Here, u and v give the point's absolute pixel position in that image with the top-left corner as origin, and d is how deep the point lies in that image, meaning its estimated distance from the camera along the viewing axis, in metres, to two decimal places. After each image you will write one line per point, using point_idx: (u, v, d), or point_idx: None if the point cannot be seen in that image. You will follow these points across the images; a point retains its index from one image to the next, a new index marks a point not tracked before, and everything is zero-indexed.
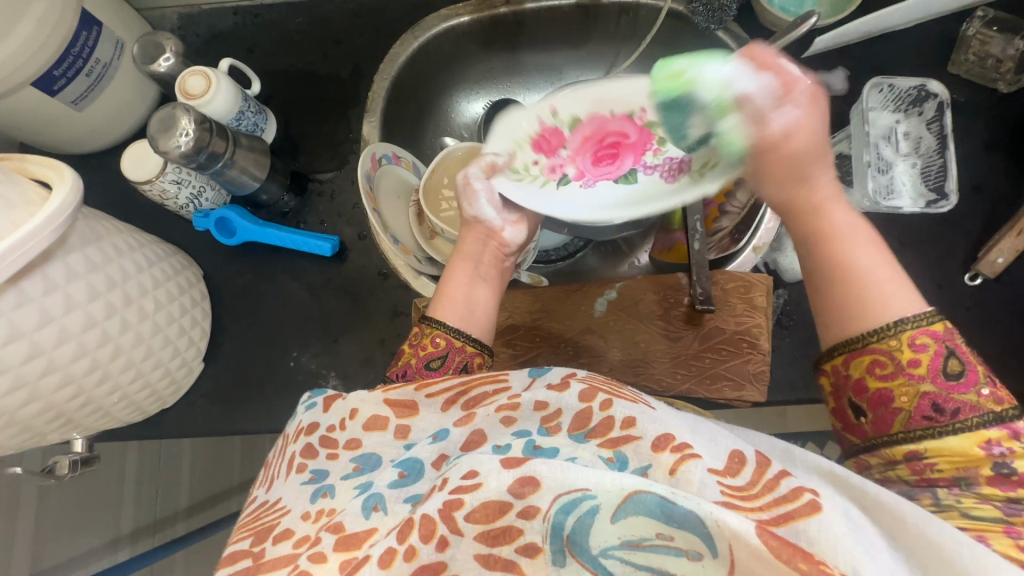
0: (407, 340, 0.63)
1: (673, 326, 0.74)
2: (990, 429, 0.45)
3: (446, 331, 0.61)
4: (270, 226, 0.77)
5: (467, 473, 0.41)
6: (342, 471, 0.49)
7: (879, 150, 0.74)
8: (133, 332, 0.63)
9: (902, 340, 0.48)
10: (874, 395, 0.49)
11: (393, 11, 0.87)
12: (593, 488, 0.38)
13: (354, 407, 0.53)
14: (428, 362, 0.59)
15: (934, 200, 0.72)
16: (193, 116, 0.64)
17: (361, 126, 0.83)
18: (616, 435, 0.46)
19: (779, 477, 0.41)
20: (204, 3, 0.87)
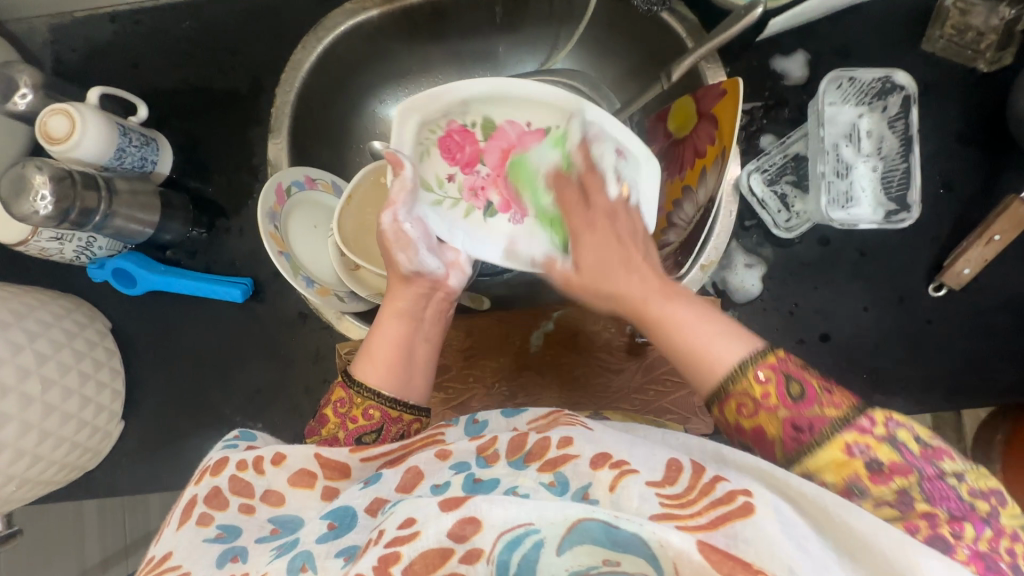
0: (331, 408, 0.55)
1: (615, 358, 0.70)
2: (848, 432, 0.40)
3: (381, 401, 0.54)
4: (171, 274, 0.70)
5: (403, 521, 0.36)
6: (257, 532, 0.43)
7: (837, 151, 0.67)
8: (16, 423, 0.57)
9: (748, 378, 0.43)
10: (754, 433, 0.44)
11: (292, 9, 0.76)
12: (535, 520, 0.35)
13: (282, 452, 0.46)
14: (359, 435, 0.53)
15: (894, 210, 0.66)
16: (47, 173, 0.57)
17: (267, 148, 0.75)
18: (553, 455, 0.41)
19: (714, 481, 0.38)
20: (75, 11, 0.75)
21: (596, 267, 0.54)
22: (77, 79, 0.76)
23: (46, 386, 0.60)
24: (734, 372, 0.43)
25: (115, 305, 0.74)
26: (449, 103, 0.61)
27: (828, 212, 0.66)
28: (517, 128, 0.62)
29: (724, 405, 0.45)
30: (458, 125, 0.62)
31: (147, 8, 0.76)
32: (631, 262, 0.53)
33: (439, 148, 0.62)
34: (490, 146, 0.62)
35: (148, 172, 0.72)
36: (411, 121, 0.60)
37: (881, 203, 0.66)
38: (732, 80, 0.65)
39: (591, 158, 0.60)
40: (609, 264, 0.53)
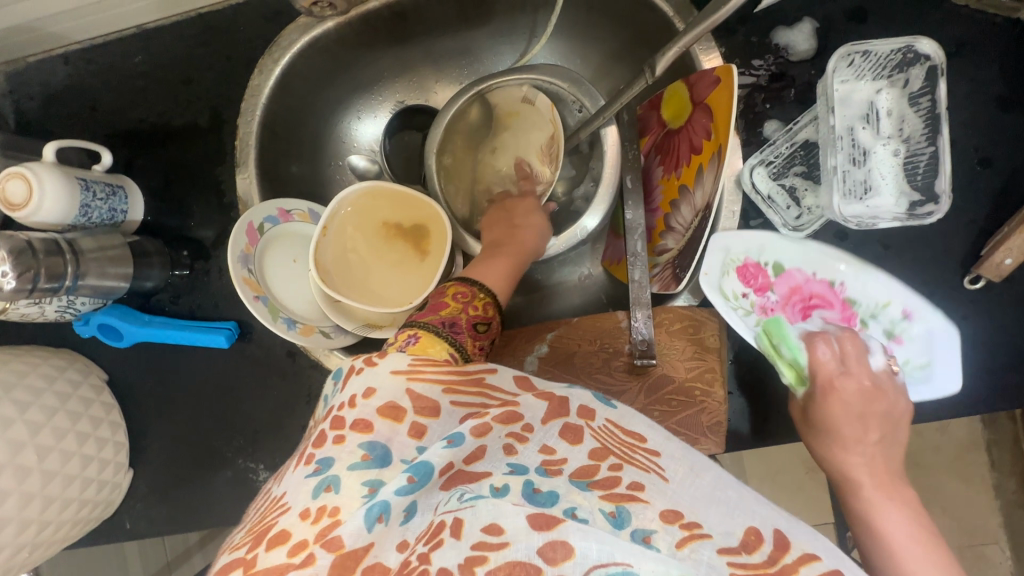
0: (450, 297, 0.58)
1: (615, 379, 0.65)
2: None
3: (496, 301, 0.61)
4: (155, 324, 0.69)
5: (489, 526, 0.35)
6: (351, 458, 0.40)
7: (852, 134, 0.59)
8: (16, 496, 0.59)
9: None
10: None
11: (244, 31, 0.71)
12: (632, 563, 0.34)
13: (372, 386, 0.44)
14: (475, 323, 0.58)
15: (918, 201, 0.58)
16: (6, 246, 0.55)
17: (237, 183, 0.72)
18: (621, 492, 0.40)
19: (800, 563, 0.37)
20: (27, 56, 0.73)
21: (828, 426, 0.57)
22: (40, 127, 0.74)
23: (43, 454, 0.61)
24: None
25: (109, 356, 0.74)
26: (750, 238, 0.63)
27: (841, 207, 0.58)
28: (805, 273, 0.63)
29: None
30: (754, 262, 0.64)
31: (99, 46, 0.73)
32: (863, 439, 0.56)
33: (737, 273, 0.64)
34: (781, 282, 0.64)
35: (120, 222, 0.70)
36: (713, 251, 0.63)
37: (903, 193, 0.58)
38: (726, 66, 0.58)
39: (876, 316, 0.62)
40: (844, 429, 0.56)
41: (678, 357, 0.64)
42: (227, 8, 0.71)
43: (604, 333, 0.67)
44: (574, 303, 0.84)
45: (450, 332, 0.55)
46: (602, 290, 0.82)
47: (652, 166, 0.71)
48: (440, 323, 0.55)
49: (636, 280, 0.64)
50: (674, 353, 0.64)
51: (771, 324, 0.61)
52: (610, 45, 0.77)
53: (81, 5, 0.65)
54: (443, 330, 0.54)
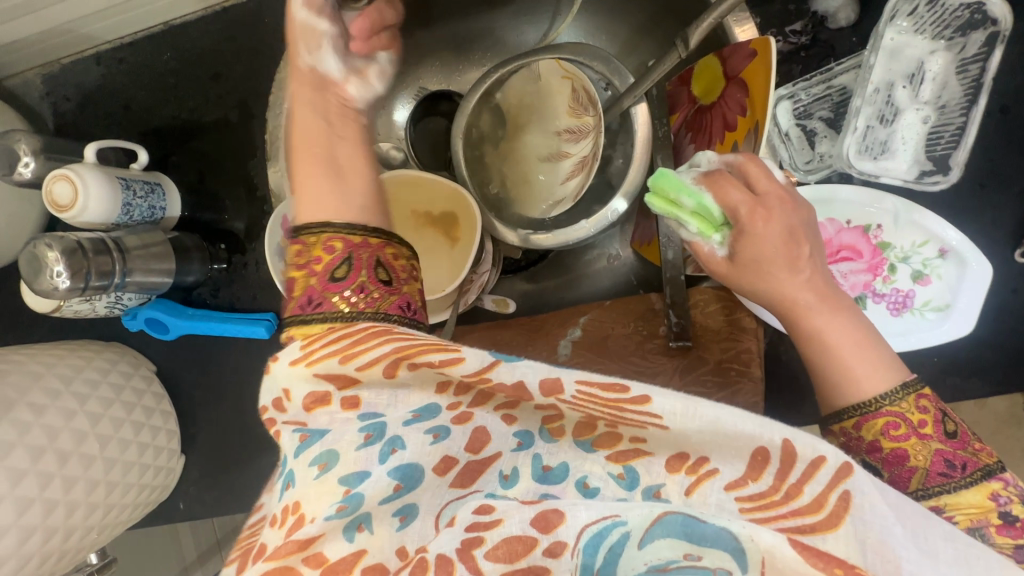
0: (290, 265, 0.48)
1: (650, 361, 0.64)
2: (991, 481, 0.45)
3: (339, 230, 0.48)
4: (199, 317, 0.71)
5: (480, 509, 0.38)
6: (293, 446, 0.39)
7: (890, 92, 0.56)
8: (83, 482, 0.62)
9: (906, 405, 0.46)
10: (892, 456, 0.47)
11: (268, 23, 0.72)
12: (621, 514, 0.39)
13: (285, 388, 0.41)
14: (333, 274, 0.47)
15: (929, 171, 0.56)
16: (58, 247, 0.58)
17: (268, 176, 0.73)
18: (624, 448, 0.39)
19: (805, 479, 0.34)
20: (62, 58, 0.75)
21: (753, 260, 0.48)
22: (78, 129, 0.76)
23: (103, 442, 0.64)
24: (869, 397, 0.46)
25: (156, 348, 0.77)
26: None
27: (853, 161, 0.56)
28: (838, 224, 0.59)
29: (883, 424, 0.46)
30: None
31: (129, 45, 0.74)
32: (796, 260, 0.48)
33: None
34: None
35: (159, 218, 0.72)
36: None
37: (917, 160, 0.57)
38: (764, 38, 0.56)
39: (908, 258, 0.59)
40: (772, 257, 0.48)
41: (713, 339, 0.64)
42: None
43: (639, 316, 0.67)
44: (603, 285, 0.83)
45: (314, 309, 0.46)
46: (632, 271, 0.82)
47: (683, 142, 0.70)
48: (301, 306, 0.47)
49: (670, 262, 0.63)
50: (709, 334, 0.64)
51: (660, 179, 0.49)
52: (636, 19, 0.75)
53: (110, 4, 0.66)
54: (309, 315, 0.46)
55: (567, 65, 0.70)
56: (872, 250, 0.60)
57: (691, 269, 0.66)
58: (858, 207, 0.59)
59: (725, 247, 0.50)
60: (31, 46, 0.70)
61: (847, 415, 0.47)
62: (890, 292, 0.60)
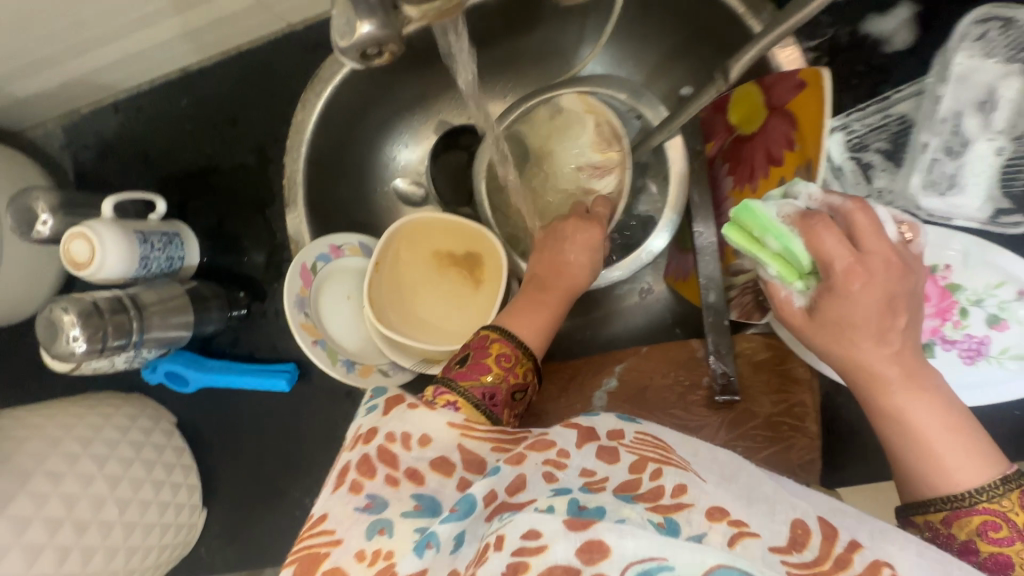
0: (493, 359, 0.50)
1: (692, 415, 0.60)
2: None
3: (538, 367, 0.52)
4: (219, 368, 0.69)
5: (528, 531, 0.31)
6: (404, 502, 0.38)
7: (956, 121, 0.51)
8: (103, 550, 0.60)
9: (1013, 502, 0.40)
10: (990, 560, 0.41)
11: (284, 66, 0.70)
12: (668, 556, 0.30)
13: (428, 434, 0.41)
14: (516, 393, 0.50)
15: (1005, 209, 0.51)
16: (74, 310, 0.56)
17: (287, 222, 0.71)
18: (668, 502, 0.35)
19: (850, 550, 0.35)
20: (81, 107, 0.74)
21: (839, 319, 0.44)
22: (99, 178, 0.75)
23: (123, 506, 0.62)
24: (965, 492, 0.41)
25: (177, 398, 0.75)
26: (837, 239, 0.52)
27: (918, 199, 0.52)
28: None
29: (980, 523, 0.41)
30: None
31: (146, 92, 0.73)
32: (888, 329, 0.44)
33: None
34: None
35: (178, 268, 0.70)
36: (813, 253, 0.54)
37: (992, 197, 0.51)
38: (815, 68, 0.51)
39: (981, 300, 0.54)
40: (869, 322, 0.44)
41: (762, 390, 0.59)
42: (264, 41, 0.69)
43: (678, 365, 0.62)
44: (637, 322, 0.78)
45: (489, 407, 0.48)
46: (667, 307, 0.77)
47: (720, 176, 0.64)
48: (480, 395, 0.47)
49: (711, 305, 0.60)
50: (757, 386, 0.59)
51: (744, 214, 0.46)
52: (667, 46, 0.70)
53: (127, 55, 0.64)
54: (481, 406, 0.47)
55: (591, 100, 0.67)
56: (939, 292, 0.54)
57: (734, 315, 0.61)
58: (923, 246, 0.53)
59: (806, 297, 0.46)
60: (49, 98, 0.70)
61: (935, 509, 0.42)
62: (962, 339, 0.54)
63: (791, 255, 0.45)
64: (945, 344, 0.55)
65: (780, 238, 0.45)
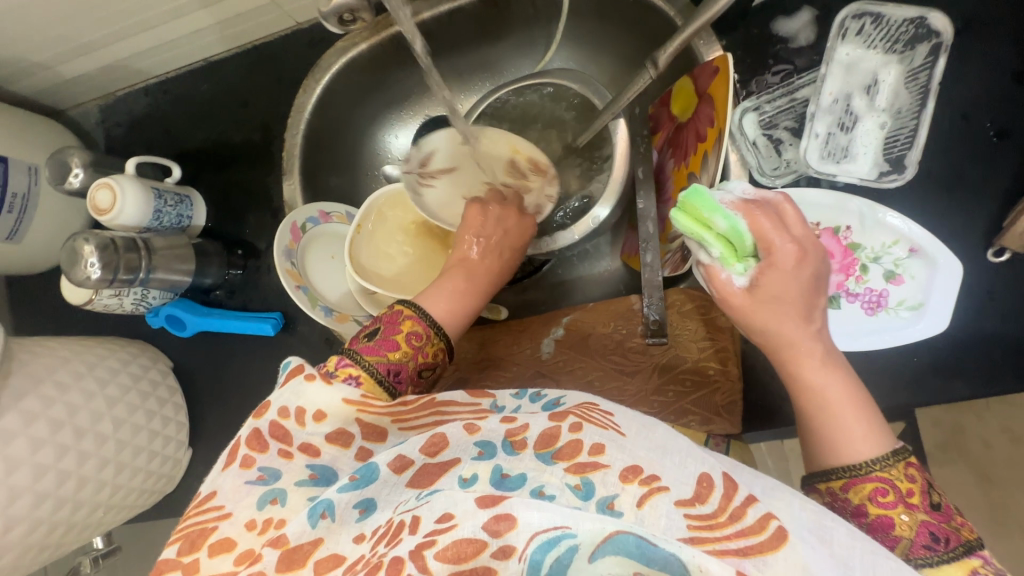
0: (403, 336, 0.55)
1: (628, 360, 0.67)
2: (972, 558, 0.41)
3: (447, 346, 0.58)
4: (214, 313, 0.78)
5: (440, 515, 0.35)
6: (298, 473, 0.43)
7: (847, 101, 0.60)
8: (95, 458, 0.66)
9: (900, 469, 0.44)
10: (876, 522, 0.44)
11: (292, 57, 0.81)
12: (572, 525, 0.35)
13: (321, 410, 0.47)
14: (421, 370, 0.56)
15: (887, 171, 0.59)
16: (93, 242, 0.66)
17: (284, 189, 0.81)
18: (583, 459, 0.38)
19: (745, 504, 0.36)
20: (116, 90, 0.86)
21: (775, 295, 0.47)
22: (127, 150, 0.86)
23: (116, 424, 0.69)
24: (859, 459, 0.44)
25: (174, 344, 0.84)
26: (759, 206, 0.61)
27: (813, 164, 0.60)
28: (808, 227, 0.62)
29: (865, 487, 0.44)
30: None
31: (172, 79, 0.85)
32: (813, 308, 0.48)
33: None
34: None
35: (186, 226, 0.80)
36: None
37: (877, 163, 0.59)
38: (722, 55, 0.61)
39: (879, 258, 0.61)
40: (784, 310, 0.47)
41: (690, 337, 0.66)
42: (276, 37, 0.81)
43: (618, 316, 0.69)
44: (593, 295, 0.86)
45: (393, 382, 0.53)
46: (620, 281, 0.85)
47: (664, 160, 0.73)
48: (385, 370, 0.53)
49: (648, 263, 0.66)
50: (686, 334, 0.66)
51: (693, 198, 0.47)
52: (621, 50, 0.81)
53: (159, 43, 0.76)
54: (386, 381, 0.52)
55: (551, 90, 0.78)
56: (842, 251, 0.62)
57: (668, 270, 0.68)
58: (825, 211, 0.61)
59: (745, 278, 0.48)
60: (92, 80, 0.82)
61: (835, 475, 0.45)
62: (864, 292, 0.62)
63: (735, 237, 0.47)
64: (851, 297, 0.62)
65: (726, 221, 0.47)
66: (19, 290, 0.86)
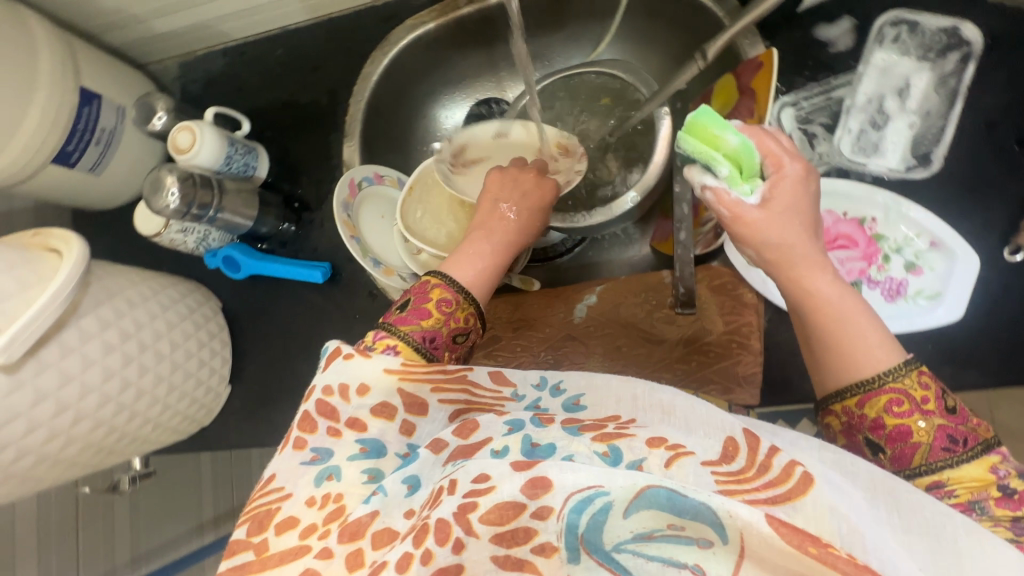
0: (433, 304, 0.60)
1: (656, 329, 0.71)
2: (990, 454, 0.49)
3: (478, 311, 0.63)
4: (268, 258, 0.83)
5: (477, 476, 0.38)
6: (349, 451, 0.46)
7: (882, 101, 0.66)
8: (153, 374, 0.71)
9: (912, 381, 0.50)
10: (895, 432, 0.50)
11: (363, 31, 0.88)
12: (604, 484, 0.36)
13: (365, 384, 0.50)
14: (455, 336, 0.61)
15: (913, 165, 0.65)
16: (176, 174, 0.72)
17: (343, 150, 0.87)
18: (608, 431, 0.41)
19: (770, 455, 0.39)
20: (197, 50, 0.93)
21: (786, 205, 0.54)
22: (201, 105, 0.93)
23: (173, 346, 0.73)
24: (873, 374, 0.50)
25: (225, 287, 0.89)
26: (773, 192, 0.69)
27: (848, 157, 0.66)
28: (835, 215, 0.66)
29: (881, 400, 0.50)
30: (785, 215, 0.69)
31: (249, 43, 0.92)
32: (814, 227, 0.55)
33: None
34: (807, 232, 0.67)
35: (250, 176, 0.85)
36: None
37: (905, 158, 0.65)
38: (768, 51, 0.65)
39: (901, 249, 0.65)
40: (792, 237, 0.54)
41: (717, 311, 0.70)
42: (351, 12, 0.88)
43: (650, 287, 0.73)
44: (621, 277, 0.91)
45: (428, 348, 0.59)
46: (648, 265, 0.90)
47: None
48: (420, 337, 0.58)
49: (681, 242, 0.68)
50: (714, 308, 0.70)
51: (707, 118, 0.51)
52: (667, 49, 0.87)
53: (247, 7, 0.84)
54: (422, 346, 0.58)
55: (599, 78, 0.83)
56: (866, 241, 0.66)
57: (700, 248, 0.72)
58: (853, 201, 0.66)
59: (754, 197, 0.53)
60: (179, 37, 0.89)
61: (850, 395, 0.52)
62: (885, 280, 0.65)
63: (743, 156, 0.52)
64: (872, 285, 0.66)
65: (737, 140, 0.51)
66: (88, 224, 0.92)
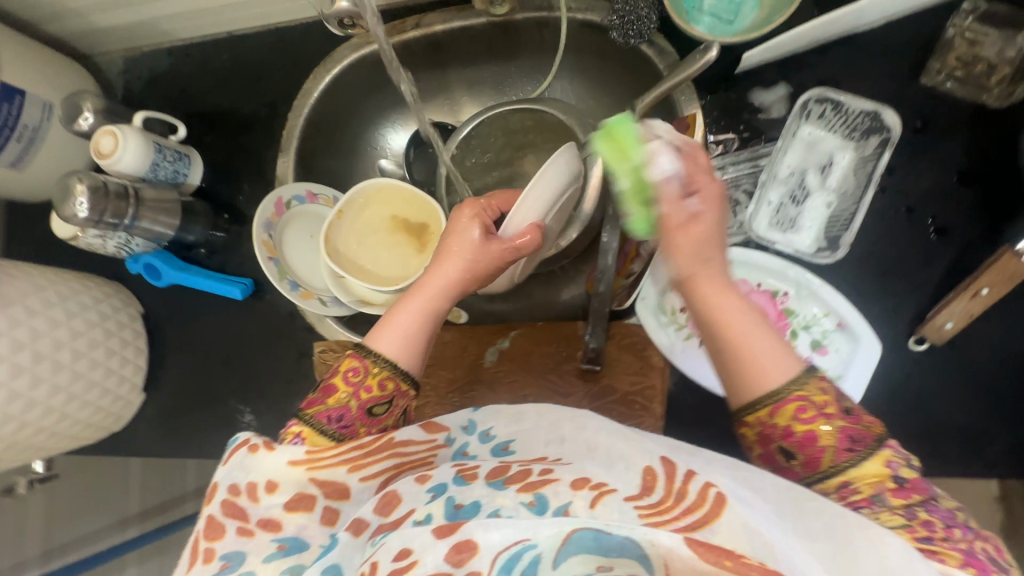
0: (340, 377, 0.55)
1: (563, 381, 0.70)
2: (886, 449, 0.44)
3: (397, 374, 0.55)
4: (189, 269, 0.82)
5: (399, 553, 0.38)
6: (264, 550, 0.42)
7: (802, 176, 0.66)
8: (48, 384, 0.70)
9: (813, 384, 0.46)
10: (802, 438, 0.45)
11: (310, 44, 0.86)
12: (532, 536, 0.40)
13: (274, 479, 0.44)
14: (370, 408, 0.54)
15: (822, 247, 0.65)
16: (87, 182, 0.70)
17: (278, 164, 0.85)
18: (533, 479, 0.41)
19: (686, 482, 0.39)
20: (142, 46, 0.91)
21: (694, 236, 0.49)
22: (142, 103, 0.91)
23: (75, 356, 0.73)
24: (775, 386, 0.46)
25: (149, 292, 0.87)
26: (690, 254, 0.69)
27: (763, 230, 0.66)
28: (750, 285, 0.66)
29: (786, 402, 0.45)
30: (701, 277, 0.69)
31: (196, 44, 0.90)
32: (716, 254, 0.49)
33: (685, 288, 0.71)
34: None
35: (181, 183, 0.84)
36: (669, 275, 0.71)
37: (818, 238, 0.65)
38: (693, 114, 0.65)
39: (809, 326, 0.64)
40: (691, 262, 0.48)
41: (624, 370, 0.69)
42: (299, 24, 0.87)
43: (562, 338, 0.72)
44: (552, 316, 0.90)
45: (338, 428, 0.53)
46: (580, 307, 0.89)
47: None
48: (327, 417, 0.53)
49: (598, 292, 0.66)
50: (621, 366, 0.70)
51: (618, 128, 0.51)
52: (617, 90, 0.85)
53: (189, 11, 0.82)
54: (329, 428, 0.53)
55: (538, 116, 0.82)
56: (778, 314, 0.65)
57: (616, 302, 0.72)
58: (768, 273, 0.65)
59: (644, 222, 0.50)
60: (122, 33, 0.87)
61: (760, 405, 0.46)
62: None
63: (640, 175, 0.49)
64: None
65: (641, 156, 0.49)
66: (17, 215, 0.90)
